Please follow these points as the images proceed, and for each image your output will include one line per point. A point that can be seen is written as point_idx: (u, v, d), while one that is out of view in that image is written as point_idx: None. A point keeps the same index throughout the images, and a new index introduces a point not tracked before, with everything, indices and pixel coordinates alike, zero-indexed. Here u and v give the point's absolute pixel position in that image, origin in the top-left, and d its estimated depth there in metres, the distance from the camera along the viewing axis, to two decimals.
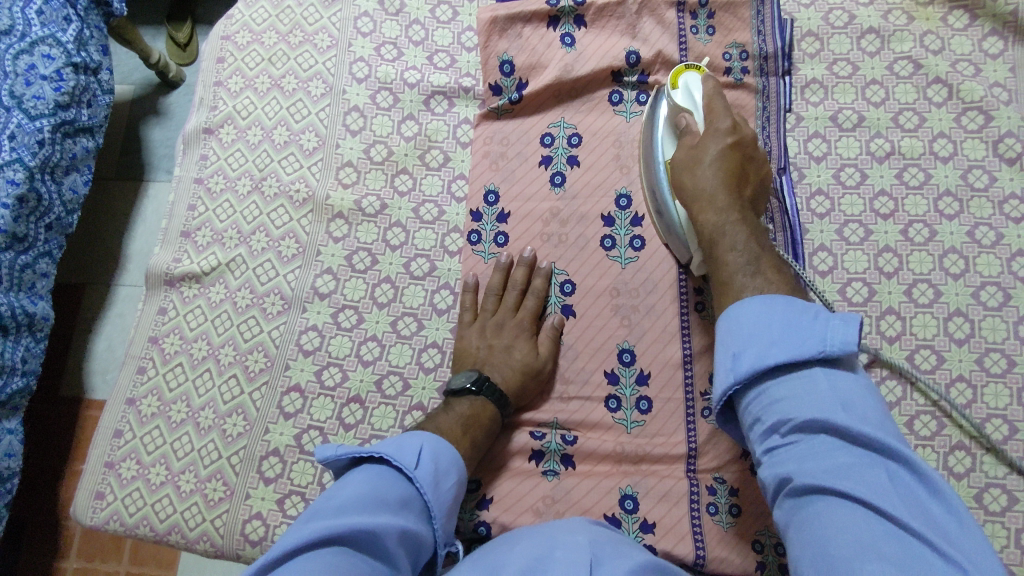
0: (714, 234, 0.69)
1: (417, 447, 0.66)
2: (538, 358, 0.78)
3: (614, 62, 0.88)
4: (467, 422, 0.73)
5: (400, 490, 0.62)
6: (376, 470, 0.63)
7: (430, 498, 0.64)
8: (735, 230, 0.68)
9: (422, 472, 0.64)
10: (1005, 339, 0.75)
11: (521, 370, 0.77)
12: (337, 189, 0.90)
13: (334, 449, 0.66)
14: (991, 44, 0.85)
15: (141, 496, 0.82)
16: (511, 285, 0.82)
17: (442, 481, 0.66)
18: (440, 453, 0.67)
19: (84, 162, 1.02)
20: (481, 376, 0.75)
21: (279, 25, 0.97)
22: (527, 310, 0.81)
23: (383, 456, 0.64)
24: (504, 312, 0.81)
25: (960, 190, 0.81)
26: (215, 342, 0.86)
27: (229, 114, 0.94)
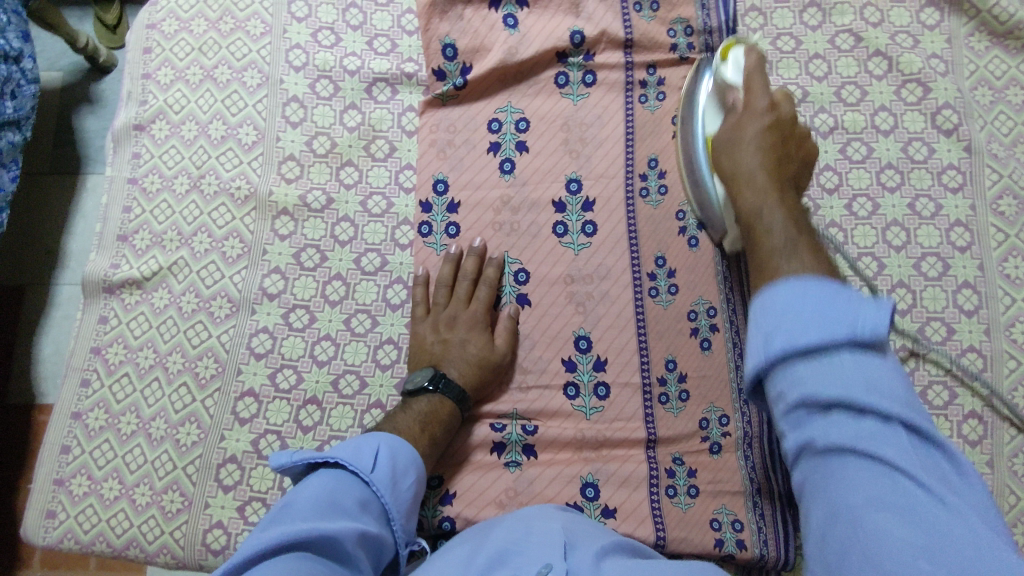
0: (733, 163, 0.58)
1: (373, 449, 0.66)
2: (494, 351, 0.77)
3: (559, 43, 0.86)
4: (426, 419, 0.72)
5: (358, 494, 0.62)
6: (334, 475, 0.62)
7: (388, 500, 0.64)
8: (753, 161, 0.56)
9: (379, 474, 0.64)
10: (944, 307, 0.78)
11: (478, 362, 0.76)
12: (280, 184, 0.87)
13: (289, 456, 0.65)
14: (928, 16, 0.86)
15: (95, 512, 0.80)
16: (463, 275, 0.81)
17: (400, 482, 0.66)
18: (397, 454, 0.67)
19: (11, 158, 0.96)
20: (438, 373, 0.75)
21: (208, 11, 0.92)
22: (481, 300, 0.80)
23: (339, 461, 0.63)
24: (457, 304, 0.80)
25: (901, 162, 0.82)
26: (162, 350, 0.84)
27: (160, 109, 0.90)
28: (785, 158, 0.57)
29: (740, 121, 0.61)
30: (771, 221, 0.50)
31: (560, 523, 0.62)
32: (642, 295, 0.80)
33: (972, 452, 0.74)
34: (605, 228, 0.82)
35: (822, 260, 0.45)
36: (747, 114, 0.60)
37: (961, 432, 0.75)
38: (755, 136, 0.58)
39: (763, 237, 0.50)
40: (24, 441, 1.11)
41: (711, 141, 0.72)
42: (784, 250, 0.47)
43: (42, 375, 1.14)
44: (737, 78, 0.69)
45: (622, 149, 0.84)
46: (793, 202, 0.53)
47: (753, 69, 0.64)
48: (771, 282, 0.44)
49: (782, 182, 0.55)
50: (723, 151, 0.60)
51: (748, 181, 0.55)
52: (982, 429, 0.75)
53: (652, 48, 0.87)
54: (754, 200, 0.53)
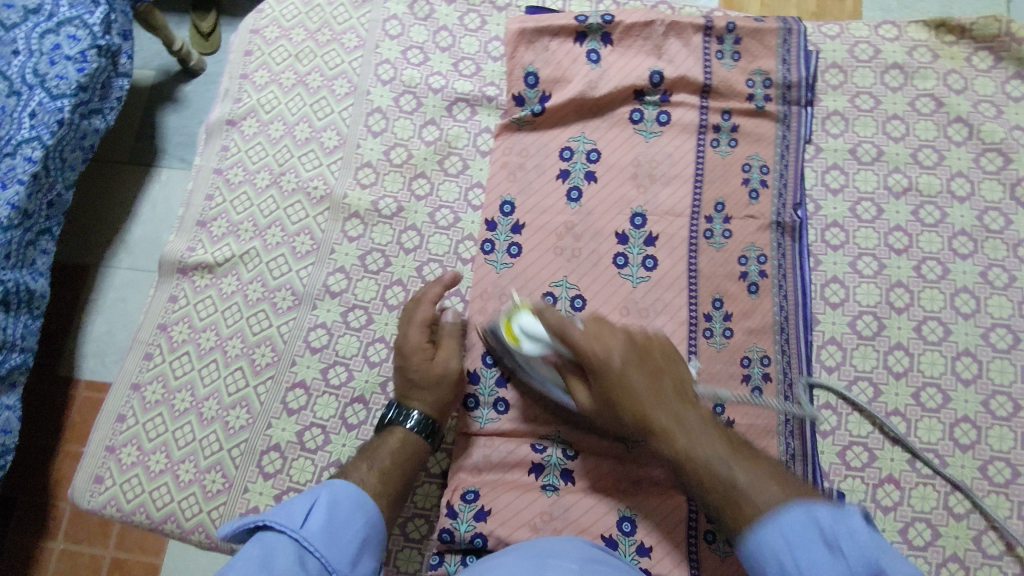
0: (564, 328, 0.67)
1: (308, 505, 0.61)
2: (448, 366, 0.75)
3: (637, 81, 0.88)
4: (370, 452, 0.71)
5: (290, 556, 0.57)
6: (263, 540, 0.58)
7: (326, 555, 0.58)
8: (637, 380, 0.64)
9: (313, 529, 0.59)
10: (1011, 382, 0.76)
11: (432, 383, 0.74)
12: (354, 189, 0.90)
13: (230, 526, 0.61)
14: (1014, 87, 0.86)
15: (139, 482, 0.82)
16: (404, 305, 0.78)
17: (342, 532, 0.61)
18: (335, 504, 0.62)
19: (92, 143, 1.02)
20: (398, 403, 0.74)
21: (308, 22, 0.98)
22: (418, 320, 0.76)
23: (265, 524, 0.59)
24: (398, 334, 0.77)
25: (975, 230, 0.81)
26: (224, 333, 0.87)
27: (253, 107, 0.95)
28: (656, 371, 0.66)
29: (596, 373, 0.66)
30: (735, 475, 0.59)
31: (577, 563, 0.60)
32: (696, 335, 0.79)
33: None
34: (665, 264, 0.83)
35: (762, 465, 0.60)
36: (585, 360, 0.66)
37: (1020, 514, 0.72)
38: (623, 364, 0.65)
39: (679, 442, 0.62)
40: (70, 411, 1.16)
41: (526, 359, 0.74)
42: (725, 462, 0.60)
43: (94, 350, 1.19)
44: (537, 347, 0.72)
45: (689, 190, 0.85)
46: (682, 398, 0.65)
47: (553, 317, 0.67)
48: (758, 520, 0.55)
49: (682, 395, 0.65)
50: (602, 403, 0.66)
51: (684, 440, 0.62)
52: None
53: (729, 96, 0.88)
54: (689, 450, 0.61)
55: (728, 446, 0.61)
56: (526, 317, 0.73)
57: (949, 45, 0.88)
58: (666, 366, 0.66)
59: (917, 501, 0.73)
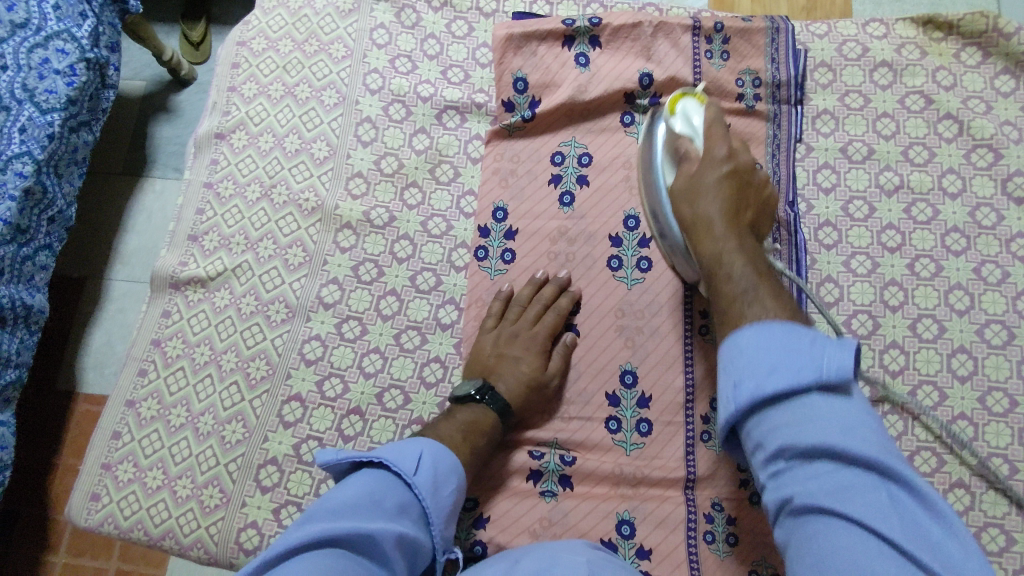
0: (697, 185, 0.67)
1: (417, 454, 0.67)
2: (545, 373, 0.78)
3: (627, 84, 0.88)
4: (469, 430, 0.73)
5: (399, 496, 0.64)
6: (377, 475, 0.64)
7: (428, 504, 0.65)
8: (711, 176, 0.67)
9: (421, 478, 0.65)
10: (1007, 378, 0.76)
11: (526, 383, 0.77)
12: (346, 199, 0.90)
13: (334, 454, 0.67)
14: (1003, 82, 0.86)
15: (136, 499, 0.82)
16: (538, 299, 0.82)
17: (441, 488, 0.67)
18: (440, 462, 0.68)
19: (83, 157, 1.02)
20: (486, 385, 0.76)
21: (295, 33, 0.97)
22: (540, 301, 0.81)
23: (383, 461, 0.65)
24: (522, 324, 0.80)
25: (967, 227, 0.81)
26: (218, 347, 0.86)
27: (242, 120, 0.95)
28: (743, 202, 0.67)
29: (697, 169, 0.68)
30: (740, 311, 0.57)
31: (585, 557, 0.61)
32: (692, 336, 0.79)
33: None
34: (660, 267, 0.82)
35: (784, 306, 0.57)
36: (703, 163, 0.68)
37: (1020, 509, 0.72)
38: (715, 187, 0.66)
39: (725, 287, 0.61)
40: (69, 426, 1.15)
41: (668, 145, 0.75)
42: (750, 288, 0.59)
43: (89, 366, 1.18)
44: (689, 127, 0.72)
45: None
46: (748, 249, 0.63)
47: (714, 117, 0.70)
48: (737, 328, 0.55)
49: (749, 251, 0.63)
50: (683, 198, 0.69)
51: (745, 302, 0.58)
52: None
53: (719, 96, 0.88)
54: (735, 302, 0.59)
55: (774, 310, 0.56)
56: (694, 102, 0.73)
57: (937, 42, 0.88)
58: (753, 210, 0.67)
59: None
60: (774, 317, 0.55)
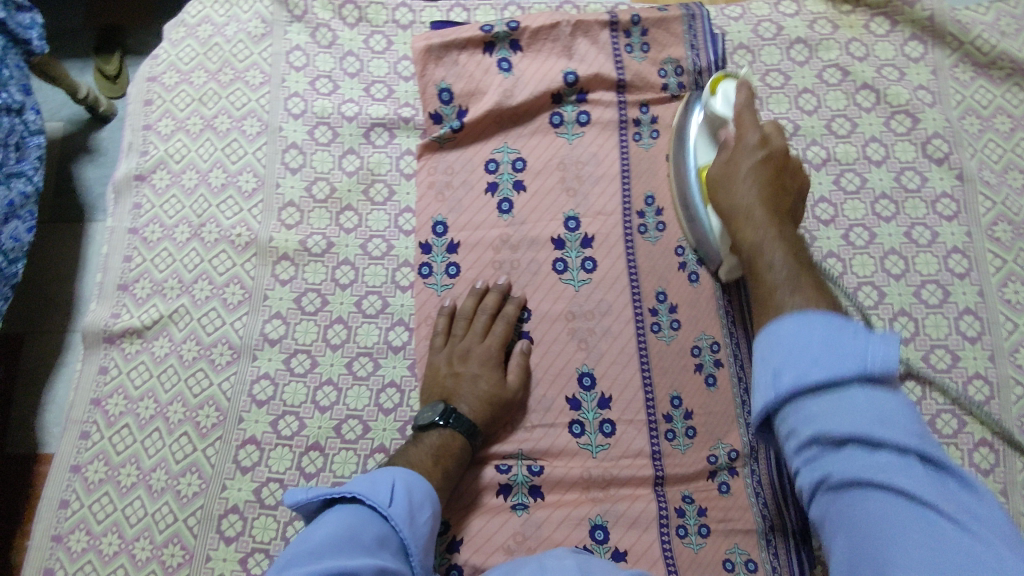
0: (733, 179, 0.64)
1: (389, 484, 0.65)
2: (506, 387, 0.76)
3: (552, 85, 0.87)
4: (438, 453, 0.72)
5: (375, 528, 0.61)
6: (351, 508, 0.62)
7: (406, 535, 0.62)
8: (746, 165, 0.65)
9: (396, 509, 0.63)
10: (947, 334, 0.78)
11: (488, 399, 0.75)
12: (280, 230, 0.87)
13: (305, 493, 0.64)
14: (912, 49, 0.88)
15: (93, 569, 0.78)
16: (482, 310, 0.80)
17: (417, 516, 0.64)
18: (413, 490, 0.65)
19: (25, 209, 0.96)
20: (449, 408, 0.74)
21: (208, 63, 0.94)
22: (486, 309, 0.80)
23: (356, 495, 0.63)
24: (473, 337, 0.79)
25: (895, 192, 0.83)
26: (163, 400, 0.83)
27: (161, 159, 0.91)
28: (774, 182, 0.63)
29: (732, 156, 0.67)
30: (771, 257, 0.54)
31: (573, 560, 0.62)
32: (644, 331, 0.80)
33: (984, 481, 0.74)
34: (605, 264, 0.82)
35: (828, 296, 0.48)
36: (739, 150, 0.66)
37: (972, 461, 0.74)
38: (748, 168, 0.64)
39: (767, 276, 0.53)
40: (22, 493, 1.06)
41: (707, 131, 0.78)
42: (790, 279, 0.51)
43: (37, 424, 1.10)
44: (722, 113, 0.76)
45: (618, 188, 0.85)
46: (787, 237, 0.56)
47: (745, 153, 0.65)
48: (776, 315, 0.47)
49: (774, 211, 0.60)
50: (721, 188, 0.66)
51: (784, 293, 0.49)
52: (994, 457, 0.74)
53: (644, 88, 0.88)
54: (774, 292, 0.50)
55: (807, 297, 0.47)
56: (732, 84, 0.75)
57: (847, 15, 0.91)
58: (779, 182, 0.63)
59: None
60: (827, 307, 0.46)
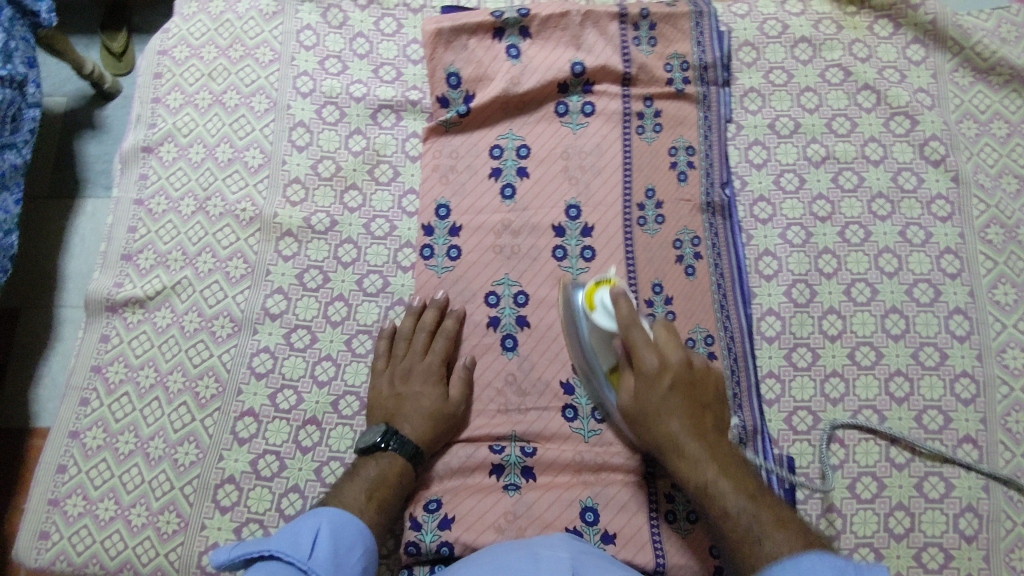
0: (648, 411, 0.70)
1: (312, 532, 0.62)
2: (448, 403, 0.77)
3: (559, 75, 0.88)
4: (373, 486, 0.71)
5: None
6: (268, 569, 0.58)
7: None
8: (656, 396, 0.70)
9: (318, 560, 0.60)
10: (936, 332, 0.80)
11: (431, 415, 0.76)
12: (285, 207, 0.88)
13: (226, 554, 0.61)
14: (914, 52, 0.90)
15: (89, 533, 0.79)
16: (420, 328, 0.81)
17: (343, 562, 0.62)
18: (337, 535, 0.63)
19: (14, 180, 0.97)
20: (390, 430, 0.75)
21: (218, 39, 0.95)
22: (422, 328, 0.81)
23: (274, 552, 0.59)
24: (413, 356, 0.80)
25: (891, 191, 0.85)
26: (163, 369, 0.84)
27: (169, 132, 0.91)
28: (696, 401, 0.70)
29: (642, 393, 0.71)
30: (726, 503, 0.64)
31: (568, 552, 0.62)
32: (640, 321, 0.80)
33: (967, 476, 0.75)
34: (604, 254, 0.83)
35: (792, 530, 0.60)
36: (641, 382, 0.71)
37: (955, 457, 0.76)
38: (670, 390, 0.70)
39: (729, 513, 0.63)
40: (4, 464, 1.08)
41: (594, 340, 0.76)
42: (756, 523, 0.62)
43: (14, 397, 1.11)
44: (610, 322, 0.74)
45: (620, 178, 0.86)
46: (715, 454, 0.67)
47: (629, 324, 0.72)
48: (771, 563, 0.58)
49: (704, 437, 0.68)
50: (637, 421, 0.71)
51: (756, 537, 0.61)
52: (977, 453, 0.76)
53: (649, 81, 0.89)
54: (749, 539, 0.61)
55: (791, 542, 0.59)
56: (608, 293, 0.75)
57: (852, 16, 0.92)
58: (713, 404, 0.71)
59: (861, 457, 0.76)
60: (801, 548, 0.59)
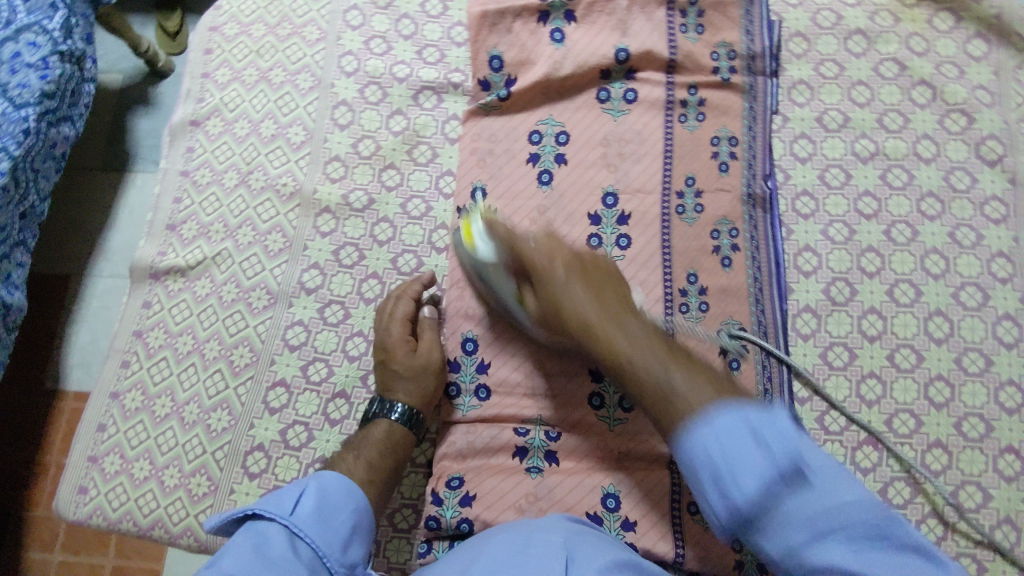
0: (556, 301, 0.69)
1: (295, 494, 0.64)
2: (420, 356, 0.77)
3: (602, 61, 0.87)
4: (359, 447, 0.72)
5: (279, 540, 0.60)
6: (253, 527, 0.61)
7: (314, 539, 0.61)
8: (569, 280, 0.70)
9: (299, 516, 0.62)
10: (982, 338, 0.77)
11: (410, 372, 0.76)
12: (324, 183, 0.90)
13: (217, 517, 0.64)
14: (975, 47, 0.86)
15: (124, 491, 0.81)
16: (388, 303, 0.82)
17: (331, 517, 0.64)
18: (322, 493, 0.65)
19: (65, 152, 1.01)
20: (379, 400, 0.76)
21: (268, 17, 0.96)
22: (392, 301, 0.82)
23: (255, 512, 0.62)
24: (382, 327, 0.81)
25: (942, 191, 0.82)
26: (201, 336, 0.86)
27: (216, 106, 0.93)
28: (599, 285, 0.69)
29: (543, 284, 0.71)
30: (633, 361, 0.63)
31: (561, 536, 0.61)
32: (672, 311, 0.79)
33: (1006, 488, 0.73)
34: (639, 242, 0.82)
35: (696, 367, 0.61)
36: (541, 275, 0.71)
37: (995, 467, 0.73)
38: (566, 278, 0.70)
39: (626, 356, 0.64)
40: (28, 418, 1.13)
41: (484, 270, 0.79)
42: (664, 375, 0.61)
43: (46, 358, 1.15)
44: (487, 249, 0.78)
45: (660, 166, 0.85)
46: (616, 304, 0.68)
47: (518, 239, 0.74)
48: (689, 414, 0.56)
49: (619, 312, 0.67)
50: (551, 315, 0.71)
51: (628, 351, 0.64)
52: (1020, 465, 0.73)
53: (695, 70, 0.87)
54: (637, 367, 0.63)
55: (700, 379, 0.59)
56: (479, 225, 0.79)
57: (910, 8, 0.89)
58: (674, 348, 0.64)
59: (896, 462, 0.74)
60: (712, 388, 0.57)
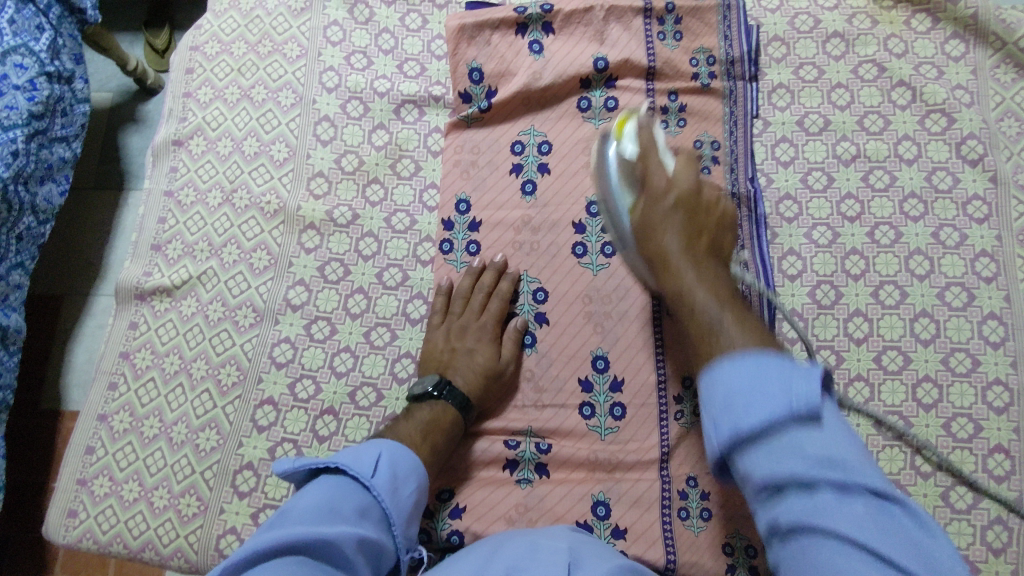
0: (649, 223, 0.65)
1: (374, 456, 0.65)
2: (500, 361, 0.78)
3: (581, 70, 0.87)
4: (427, 428, 0.73)
5: (357, 499, 0.61)
6: (335, 481, 0.62)
7: (388, 505, 0.63)
8: (671, 211, 0.64)
9: (378, 480, 0.63)
10: (968, 338, 0.77)
11: (483, 372, 0.77)
12: (308, 200, 0.90)
13: (293, 462, 0.64)
14: (953, 47, 0.87)
15: (114, 513, 0.81)
16: (478, 288, 0.82)
17: (400, 487, 0.65)
18: (397, 460, 0.66)
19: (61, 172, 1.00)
20: (442, 380, 0.76)
21: (248, 35, 0.96)
22: (480, 286, 0.82)
23: (338, 467, 0.63)
24: (469, 315, 0.81)
25: (924, 191, 0.82)
26: (187, 356, 0.86)
27: (198, 126, 0.93)
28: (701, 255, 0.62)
29: (645, 208, 0.66)
30: (703, 298, 0.58)
31: (568, 543, 0.60)
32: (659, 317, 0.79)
33: (997, 487, 0.73)
34: None
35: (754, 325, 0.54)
36: (647, 197, 0.66)
37: (985, 467, 0.73)
38: (680, 245, 0.62)
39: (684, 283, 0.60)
40: (24, 440, 1.13)
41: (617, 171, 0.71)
42: (717, 319, 0.55)
43: (41, 380, 1.15)
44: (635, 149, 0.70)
45: None
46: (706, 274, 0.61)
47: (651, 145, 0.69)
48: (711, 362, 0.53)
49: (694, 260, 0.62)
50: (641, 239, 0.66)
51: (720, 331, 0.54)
52: (1010, 464, 0.73)
53: (675, 76, 0.88)
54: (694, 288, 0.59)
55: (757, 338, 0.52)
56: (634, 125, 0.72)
57: (887, 10, 0.89)
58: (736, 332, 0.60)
59: (886, 463, 0.74)
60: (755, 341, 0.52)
